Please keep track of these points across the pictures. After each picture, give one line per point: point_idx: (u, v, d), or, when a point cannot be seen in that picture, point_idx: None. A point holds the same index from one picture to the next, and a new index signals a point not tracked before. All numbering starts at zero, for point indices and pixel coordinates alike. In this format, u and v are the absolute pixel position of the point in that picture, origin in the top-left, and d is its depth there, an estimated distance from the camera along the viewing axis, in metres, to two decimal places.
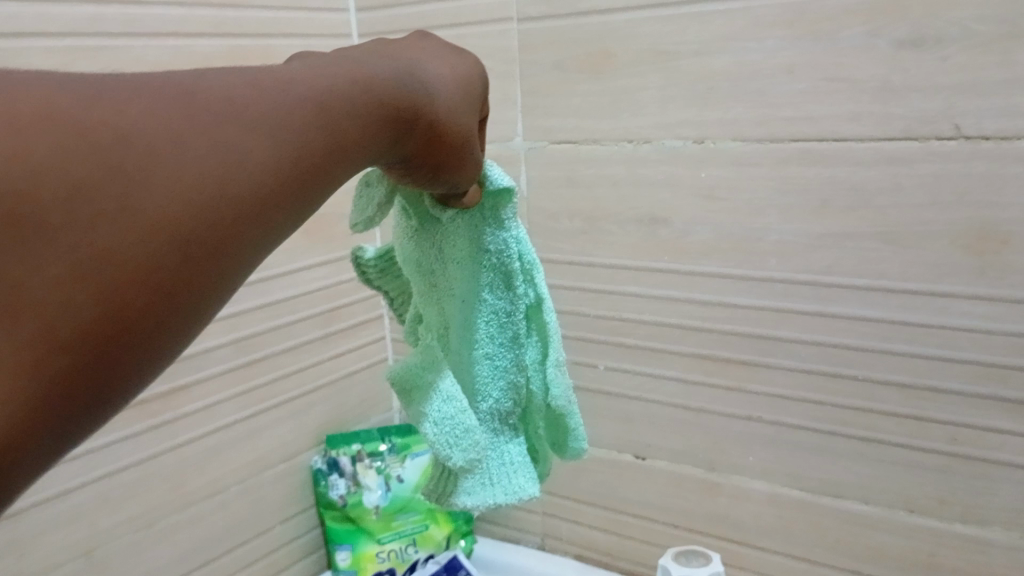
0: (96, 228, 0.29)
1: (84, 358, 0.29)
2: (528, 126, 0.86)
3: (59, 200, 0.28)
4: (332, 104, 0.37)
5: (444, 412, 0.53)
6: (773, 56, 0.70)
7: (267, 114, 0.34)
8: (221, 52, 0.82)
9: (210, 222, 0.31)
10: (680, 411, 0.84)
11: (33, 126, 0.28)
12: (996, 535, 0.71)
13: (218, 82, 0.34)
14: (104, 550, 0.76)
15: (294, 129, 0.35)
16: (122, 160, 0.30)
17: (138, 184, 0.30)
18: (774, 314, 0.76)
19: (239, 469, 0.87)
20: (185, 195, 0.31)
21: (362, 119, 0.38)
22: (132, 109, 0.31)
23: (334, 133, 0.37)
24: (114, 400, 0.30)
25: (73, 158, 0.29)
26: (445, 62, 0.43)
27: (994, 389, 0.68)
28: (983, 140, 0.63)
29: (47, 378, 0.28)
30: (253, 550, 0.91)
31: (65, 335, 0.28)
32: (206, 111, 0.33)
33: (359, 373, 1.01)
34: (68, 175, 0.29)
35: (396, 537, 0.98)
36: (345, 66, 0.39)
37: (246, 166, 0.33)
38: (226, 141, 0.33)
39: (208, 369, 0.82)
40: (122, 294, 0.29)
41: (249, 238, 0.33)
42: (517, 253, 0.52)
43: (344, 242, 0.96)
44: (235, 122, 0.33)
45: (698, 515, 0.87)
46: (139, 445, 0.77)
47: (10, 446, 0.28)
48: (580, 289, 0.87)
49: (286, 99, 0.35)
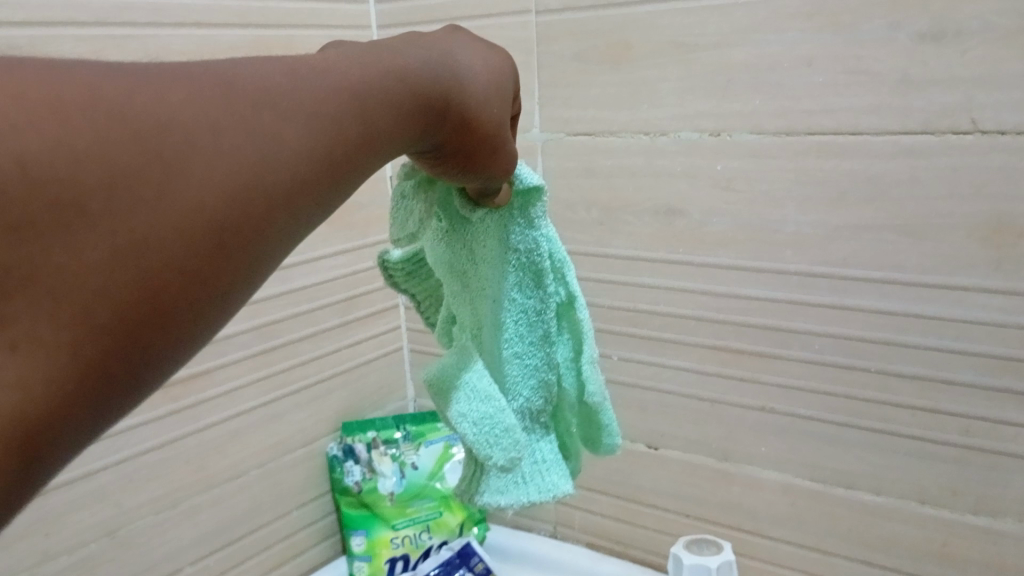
0: (133, 213, 0.29)
1: (120, 342, 0.30)
2: (547, 117, 0.86)
3: (101, 185, 0.29)
4: (367, 93, 0.38)
5: (483, 412, 0.54)
6: (792, 48, 0.70)
7: (302, 102, 0.35)
8: (245, 41, 0.83)
9: (244, 209, 0.32)
10: (695, 401, 0.85)
11: (77, 113, 0.29)
12: (1008, 526, 0.72)
13: (253, 69, 0.35)
14: (127, 531, 0.77)
15: (328, 117, 0.36)
16: (162, 147, 0.30)
17: (175, 172, 0.31)
18: (789, 305, 0.76)
19: (259, 453, 0.88)
20: (220, 182, 0.31)
21: (395, 107, 0.39)
22: (171, 96, 0.31)
23: (367, 119, 0.38)
24: (148, 381, 0.31)
25: (113, 143, 0.29)
26: (476, 51, 0.44)
27: (1008, 381, 0.68)
28: (1000, 135, 0.64)
29: (84, 359, 0.29)
30: (272, 534, 0.92)
31: (102, 317, 0.29)
32: (242, 98, 0.33)
33: (375, 361, 1.02)
34: (108, 164, 0.29)
35: (410, 523, 0.98)
36: (378, 56, 0.40)
37: (280, 152, 0.34)
38: (262, 128, 0.33)
39: (230, 353, 0.83)
40: (158, 279, 0.30)
41: (283, 225, 0.34)
42: (547, 251, 0.53)
43: (363, 230, 0.96)
44: (269, 110, 0.34)
45: (710, 504, 0.88)
46: (162, 427, 0.78)
47: (49, 421, 0.29)
48: (597, 279, 0.88)
49: (321, 88, 0.36)
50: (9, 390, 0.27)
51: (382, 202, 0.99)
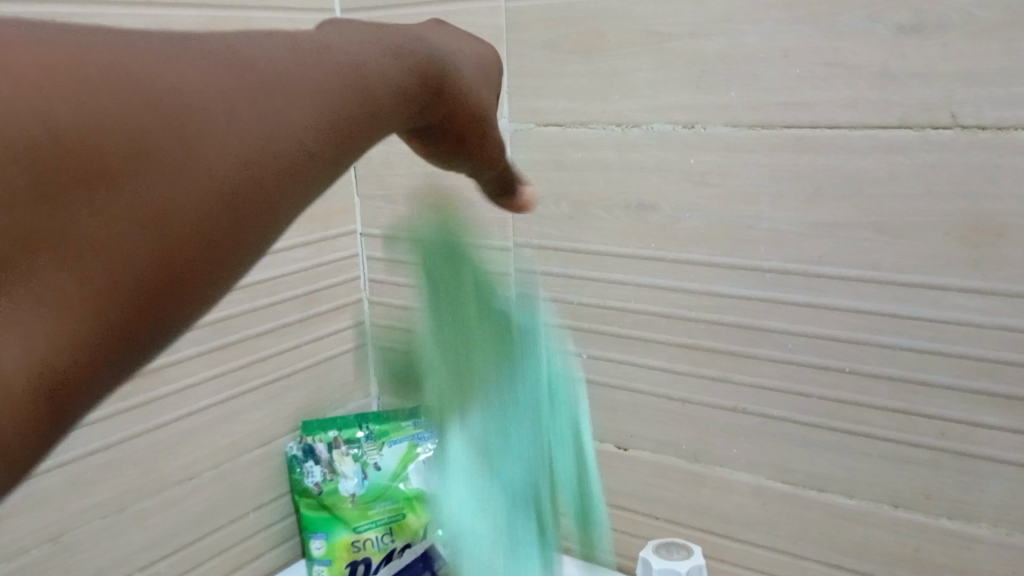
0: (154, 178, 0.28)
1: (142, 307, 0.28)
2: (516, 107, 0.84)
3: (124, 150, 0.28)
4: (371, 76, 0.37)
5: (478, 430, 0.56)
6: (768, 39, 0.68)
7: (309, 78, 0.34)
8: (198, 22, 0.80)
9: (258, 179, 0.31)
10: (665, 401, 0.84)
11: (101, 76, 0.28)
12: (984, 532, 0.71)
13: (261, 46, 0.34)
14: (72, 535, 0.74)
15: (335, 95, 0.35)
16: (181, 115, 0.29)
17: (194, 137, 0.30)
18: (762, 304, 0.75)
19: (214, 453, 0.86)
20: (235, 152, 0.30)
21: (395, 90, 0.38)
22: (188, 67, 0.30)
23: (369, 101, 0.36)
24: (163, 347, 0.30)
25: (136, 108, 0.28)
26: (464, 42, 0.43)
27: (984, 384, 0.67)
28: (980, 131, 0.62)
29: (110, 322, 0.28)
30: (228, 537, 0.89)
31: (124, 280, 0.28)
32: (254, 73, 0.32)
33: (338, 358, 1.00)
34: (133, 128, 0.28)
35: (372, 525, 0.94)
36: (376, 38, 0.38)
37: (291, 125, 0.32)
38: (272, 103, 0.32)
39: (183, 350, 0.80)
40: (176, 244, 0.29)
41: (291, 198, 0.33)
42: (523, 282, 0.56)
43: (326, 222, 0.94)
44: (280, 86, 0.33)
45: (681, 506, 0.86)
46: (109, 427, 0.75)
47: (73, 382, 0.27)
48: (567, 275, 0.86)
49: (328, 67, 0.35)
50: (42, 347, 0.26)
51: (346, 193, 0.96)
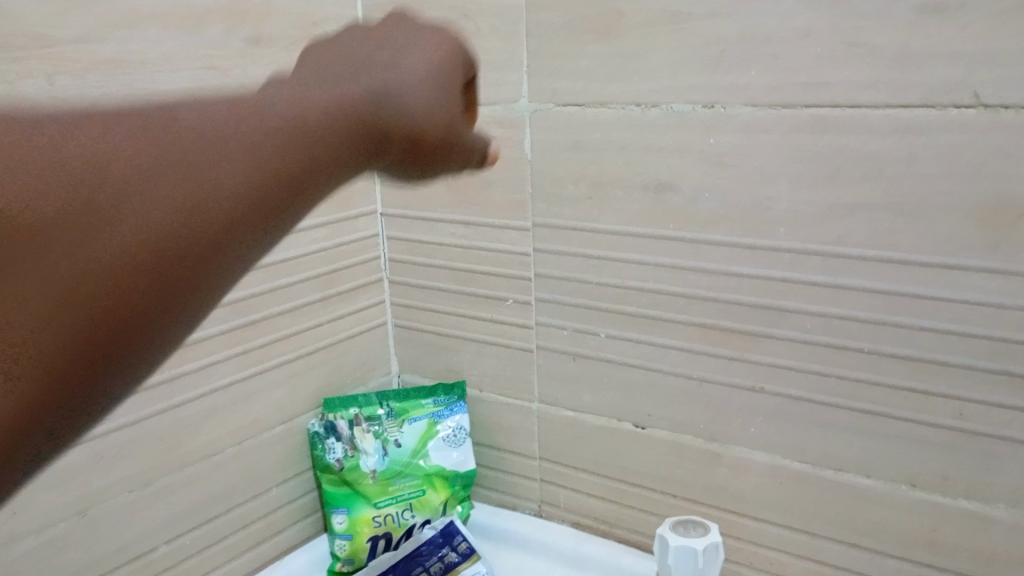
0: (82, 242, 0.32)
1: (73, 358, 0.32)
2: (534, 88, 0.84)
3: (51, 220, 0.31)
4: (298, 129, 0.41)
5: None
6: (789, 19, 0.68)
7: (233, 140, 0.38)
8: (221, 6, 0.79)
9: (181, 236, 0.35)
10: (682, 380, 0.84)
11: (30, 152, 0.32)
12: (999, 512, 0.71)
13: (189, 112, 0.37)
14: (97, 509, 0.76)
15: (258, 154, 0.38)
16: (104, 185, 0.33)
17: (123, 208, 0.33)
18: (780, 284, 0.75)
19: (236, 431, 0.87)
20: (158, 215, 0.34)
21: (325, 142, 0.42)
22: (112, 139, 0.34)
23: (294, 154, 0.40)
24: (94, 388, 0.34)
25: (60, 184, 0.32)
26: (414, 61, 0.46)
27: (1003, 364, 0.67)
28: (1002, 110, 0.62)
29: (45, 370, 0.31)
30: (250, 512, 0.91)
31: (54, 332, 0.31)
32: (176, 139, 0.36)
33: (358, 337, 1.01)
34: (59, 202, 0.32)
35: (393, 501, 0.96)
36: (307, 93, 0.42)
37: (213, 186, 0.36)
38: (195, 165, 0.36)
39: (205, 330, 0.81)
40: (105, 299, 0.33)
41: (215, 249, 0.36)
42: None
43: (345, 204, 0.95)
44: (204, 150, 0.37)
45: (696, 485, 0.87)
46: (133, 405, 0.76)
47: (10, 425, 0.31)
48: (585, 256, 0.86)
49: (253, 128, 0.39)
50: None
51: None
